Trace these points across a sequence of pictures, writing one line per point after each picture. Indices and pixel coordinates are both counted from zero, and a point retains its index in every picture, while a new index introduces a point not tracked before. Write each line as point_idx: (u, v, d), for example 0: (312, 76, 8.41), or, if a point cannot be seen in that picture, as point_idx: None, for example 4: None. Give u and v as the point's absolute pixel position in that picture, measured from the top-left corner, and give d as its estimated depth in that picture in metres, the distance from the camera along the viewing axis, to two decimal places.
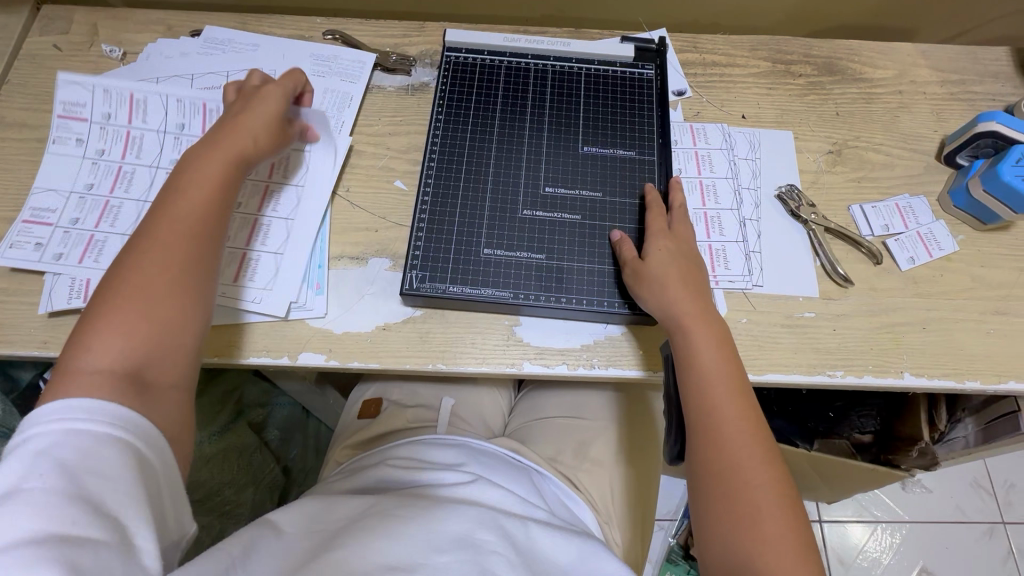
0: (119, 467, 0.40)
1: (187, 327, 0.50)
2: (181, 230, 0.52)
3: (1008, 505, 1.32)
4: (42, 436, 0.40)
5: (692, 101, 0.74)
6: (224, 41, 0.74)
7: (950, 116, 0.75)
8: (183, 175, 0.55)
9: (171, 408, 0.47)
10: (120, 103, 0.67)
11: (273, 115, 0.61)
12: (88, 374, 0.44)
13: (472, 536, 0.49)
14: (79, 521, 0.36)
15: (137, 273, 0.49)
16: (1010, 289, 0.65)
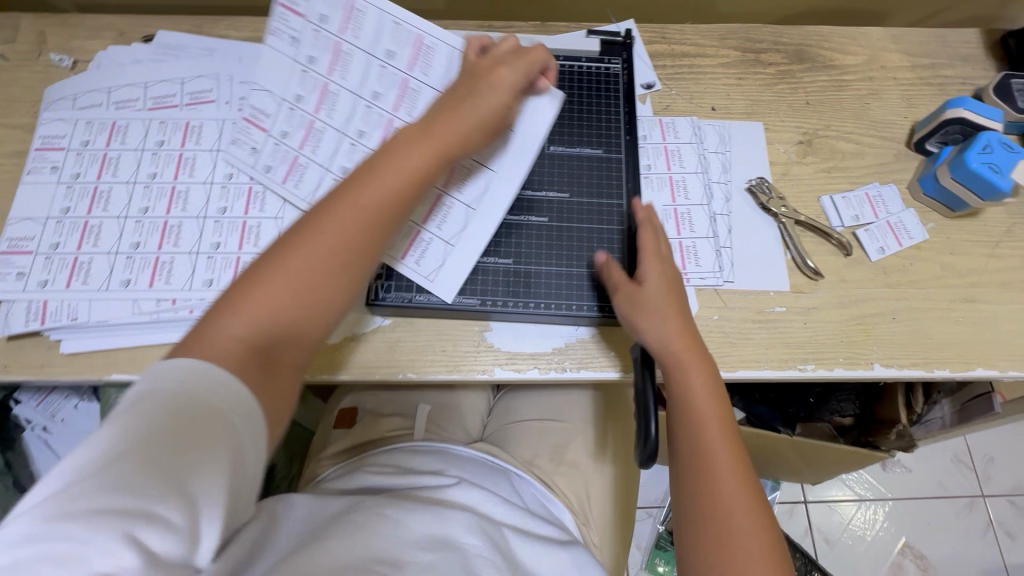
0: (214, 453, 0.38)
1: (334, 302, 0.50)
2: (352, 210, 0.50)
3: (987, 478, 1.34)
4: (155, 406, 0.38)
5: (661, 94, 0.73)
6: (178, 47, 0.71)
7: (920, 102, 0.74)
8: (392, 157, 0.53)
9: (285, 391, 0.47)
10: (340, 8, 0.63)
11: (510, 94, 0.57)
12: (224, 345, 0.45)
13: (457, 542, 0.51)
14: (144, 498, 0.34)
15: (305, 240, 0.49)
16: (978, 275, 0.66)
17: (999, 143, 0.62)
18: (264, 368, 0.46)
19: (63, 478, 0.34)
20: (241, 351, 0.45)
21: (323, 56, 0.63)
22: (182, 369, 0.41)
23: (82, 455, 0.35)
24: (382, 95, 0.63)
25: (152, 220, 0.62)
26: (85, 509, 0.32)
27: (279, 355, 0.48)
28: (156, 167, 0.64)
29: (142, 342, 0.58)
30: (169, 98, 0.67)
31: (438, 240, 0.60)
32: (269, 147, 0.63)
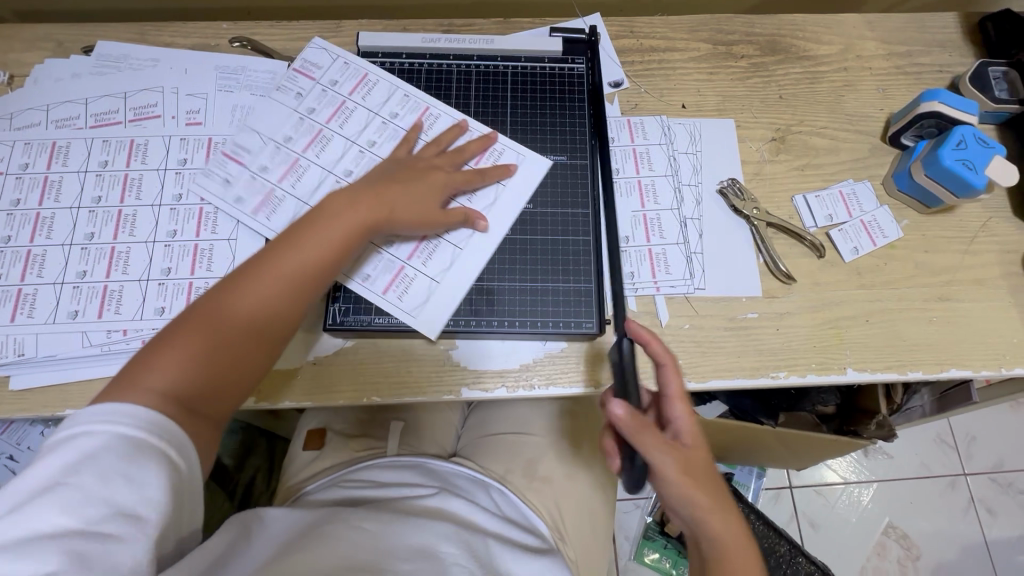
0: (148, 473, 0.40)
1: (258, 355, 0.50)
2: (276, 274, 0.50)
3: (968, 457, 1.36)
4: (91, 437, 0.40)
5: (630, 93, 0.71)
6: (119, 58, 0.68)
7: (896, 93, 0.72)
8: (318, 222, 0.52)
9: (200, 446, 0.45)
10: (354, 76, 0.67)
11: (453, 179, 0.59)
12: (146, 396, 0.43)
13: (435, 550, 0.53)
14: (89, 518, 0.37)
15: (244, 284, 0.49)
16: (954, 273, 0.64)
17: (974, 138, 0.60)
18: (184, 415, 0.44)
19: (11, 499, 0.37)
20: (157, 400, 0.44)
21: (328, 111, 0.65)
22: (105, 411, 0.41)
23: (31, 478, 0.38)
24: (378, 144, 0.64)
25: (99, 246, 0.59)
26: (31, 530, 0.36)
27: (201, 405, 0.46)
28: (101, 190, 0.61)
29: (93, 375, 0.56)
30: (111, 115, 0.64)
31: (422, 276, 0.59)
32: (244, 182, 0.61)
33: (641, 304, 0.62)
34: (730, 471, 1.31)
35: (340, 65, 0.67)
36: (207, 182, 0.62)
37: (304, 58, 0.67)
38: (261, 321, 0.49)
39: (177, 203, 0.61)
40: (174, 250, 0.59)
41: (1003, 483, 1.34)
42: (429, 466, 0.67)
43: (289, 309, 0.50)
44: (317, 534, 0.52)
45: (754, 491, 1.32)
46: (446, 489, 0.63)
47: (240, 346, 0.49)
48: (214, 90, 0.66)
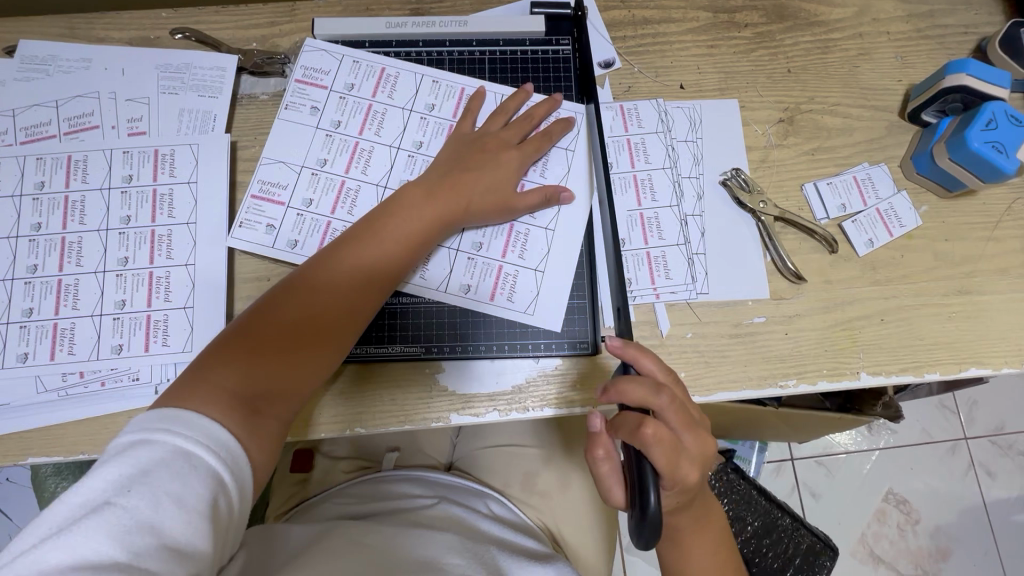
0: (200, 498, 0.37)
1: (324, 355, 0.48)
2: (352, 268, 0.50)
3: (971, 421, 1.22)
4: (148, 448, 0.37)
5: (622, 73, 0.64)
6: (46, 59, 0.60)
7: (916, 61, 0.65)
8: (395, 216, 0.52)
9: (269, 444, 0.44)
10: (370, 74, 0.61)
11: (523, 154, 0.57)
12: (219, 390, 0.43)
13: (441, 563, 0.51)
14: (136, 548, 0.34)
15: (319, 275, 0.49)
16: (975, 263, 0.60)
17: (1006, 116, 0.54)
18: (252, 413, 0.43)
19: (51, 523, 0.34)
20: (232, 391, 0.43)
21: (357, 118, 0.59)
22: (173, 415, 0.40)
23: (74, 498, 0.35)
24: (425, 144, 0.59)
25: (44, 280, 0.54)
26: (74, 560, 0.32)
27: (265, 405, 0.45)
28: (40, 214, 0.55)
29: (47, 422, 0.52)
30: (43, 128, 0.58)
31: (525, 270, 0.57)
32: (290, 221, 0.56)
33: (640, 314, 0.58)
34: (733, 446, 1.16)
35: (350, 65, 0.61)
36: (157, 202, 0.56)
37: (305, 64, 0.60)
38: (332, 316, 0.49)
39: (126, 227, 0.55)
40: (127, 279, 0.54)
41: (1005, 445, 1.21)
42: (432, 478, 0.67)
43: (361, 305, 0.50)
44: (319, 550, 0.50)
45: (756, 466, 1.18)
46: (447, 500, 0.63)
47: (312, 342, 0.48)
48: (156, 93, 0.59)
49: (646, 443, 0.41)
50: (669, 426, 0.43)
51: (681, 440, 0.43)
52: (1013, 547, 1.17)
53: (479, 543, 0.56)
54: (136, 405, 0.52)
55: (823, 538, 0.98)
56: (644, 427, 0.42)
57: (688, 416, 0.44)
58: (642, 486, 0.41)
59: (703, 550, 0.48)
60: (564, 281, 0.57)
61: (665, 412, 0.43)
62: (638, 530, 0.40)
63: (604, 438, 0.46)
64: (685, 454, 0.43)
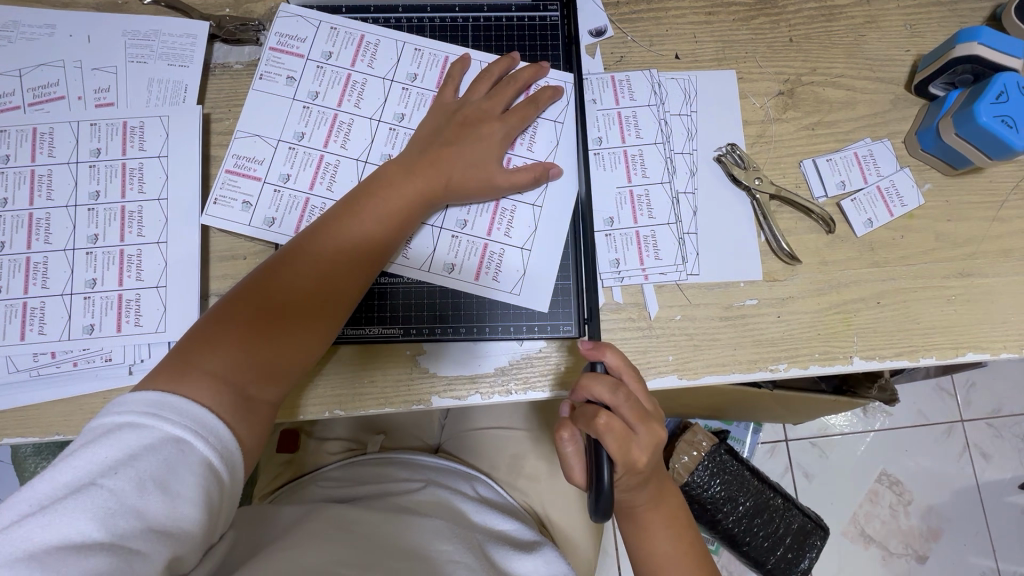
0: (189, 484, 0.36)
1: (313, 335, 0.47)
2: (336, 248, 0.48)
3: (967, 403, 1.21)
4: (136, 431, 0.36)
5: (614, 42, 0.60)
6: (7, 25, 0.57)
7: (926, 30, 0.62)
8: (379, 192, 0.50)
9: (261, 430, 0.43)
10: (348, 42, 0.58)
11: (507, 124, 0.55)
12: (207, 375, 0.41)
13: (427, 549, 0.50)
14: (123, 530, 0.33)
15: (301, 257, 0.47)
16: (978, 244, 0.57)
17: (1017, 88, 0.51)
18: (243, 398, 0.42)
19: (37, 498, 0.33)
20: (224, 378, 0.41)
21: (336, 91, 0.57)
22: (160, 401, 0.38)
23: (60, 476, 0.34)
24: (407, 116, 0.57)
25: (12, 258, 0.52)
26: (58, 540, 0.32)
27: (255, 390, 0.43)
28: (6, 188, 0.53)
29: (19, 402, 0.51)
30: (6, 99, 0.55)
31: (511, 248, 0.55)
32: (267, 197, 0.54)
33: (628, 296, 0.56)
34: (726, 427, 1.15)
35: (327, 33, 0.58)
36: (127, 177, 0.54)
37: (282, 32, 0.57)
38: (319, 298, 0.47)
39: (97, 202, 0.53)
40: (98, 257, 0.53)
41: (1000, 427, 1.20)
42: (419, 461, 0.66)
43: (351, 285, 0.48)
44: (301, 531, 0.49)
45: (751, 446, 1.18)
46: (434, 480, 0.63)
47: (300, 325, 0.46)
48: (124, 62, 0.57)
49: (598, 432, 0.42)
50: (624, 420, 0.43)
51: (635, 434, 0.43)
52: (1005, 528, 1.17)
53: (467, 530, 0.55)
54: (110, 386, 0.51)
55: (813, 518, 0.99)
56: (597, 419, 0.42)
57: (646, 413, 0.44)
58: (599, 466, 0.42)
59: (674, 540, 0.47)
60: (553, 258, 0.55)
61: (621, 409, 0.43)
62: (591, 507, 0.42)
63: (569, 423, 0.47)
64: (640, 444, 0.43)
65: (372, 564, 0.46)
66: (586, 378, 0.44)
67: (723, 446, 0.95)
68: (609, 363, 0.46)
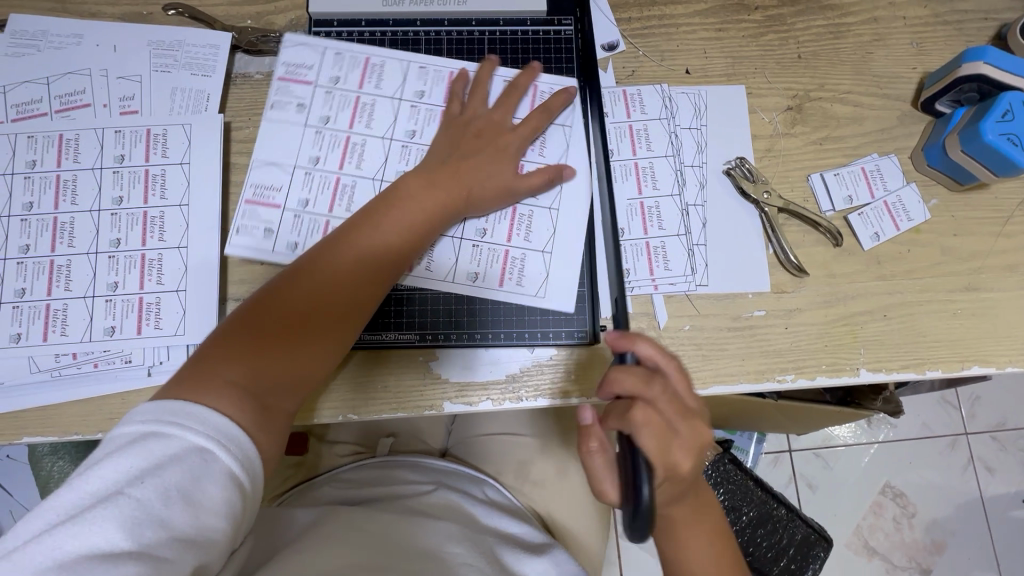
0: (212, 494, 0.37)
1: (331, 345, 0.48)
2: (355, 259, 0.49)
3: (972, 416, 1.21)
4: (161, 441, 0.37)
5: (626, 56, 0.62)
6: (37, 34, 0.58)
7: (932, 48, 0.63)
8: (397, 204, 0.51)
9: (279, 438, 0.44)
10: (353, 66, 0.59)
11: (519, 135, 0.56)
12: (226, 384, 0.42)
13: (440, 551, 0.51)
14: (150, 539, 0.34)
15: (320, 267, 0.48)
16: (983, 259, 0.58)
17: (1022, 106, 0.52)
18: (262, 406, 0.42)
19: (66, 507, 0.34)
20: (243, 387, 0.42)
21: (348, 113, 0.58)
22: (182, 408, 0.39)
23: (87, 485, 0.35)
24: (418, 132, 0.58)
25: (36, 260, 0.54)
26: (88, 550, 0.33)
27: (273, 399, 0.44)
28: (31, 193, 0.55)
29: (40, 402, 0.52)
30: (33, 105, 0.57)
31: (532, 253, 0.56)
32: (288, 223, 0.55)
33: (638, 305, 0.57)
34: (730, 437, 1.16)
35: (332, 59, 0.59)
36: (149, 183, 0.55)
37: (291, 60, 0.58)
38: (337, 309, 0.48)
39: (120, 206, 0.55)
40: (120, 261, 0.54)
41: (1005, 441, 1.20)
42: (428, 464, 0.67)
43: (369, 294, 0.49)
44: (315, 534, 0.50)
45: (754, 456, 1.18)
46: (444, 484, 0.64)
47: (318, 336, 0.47)
48: (148, 71, 0.58)
49: (636, 427, 0.43)
50: (661, 414, 0.44)
51: (675, 430, 0.44)
52: (1009, 542, 1.17)
53: (478, 533, 0.56)
54: (129, 388, 0.52)
55: (818, 529, 0.98)
56: (633, 411, 0.43)
57: (682, 405, 0.45)
58: (637, 475, 0.41)
59: (695, 540, 0.48)
60: (567, 267, 0.56)
61: (657, 401, 0.44)
62: (632, 520, 0.41)
63: (600, 425, 0.46)
64: (678, 442, 0.44)
65: (391, 565, 0.47)
66: (618, 372, 0.45)
67: (727, 456, 0.97)
68: (643, 353, 0.46)
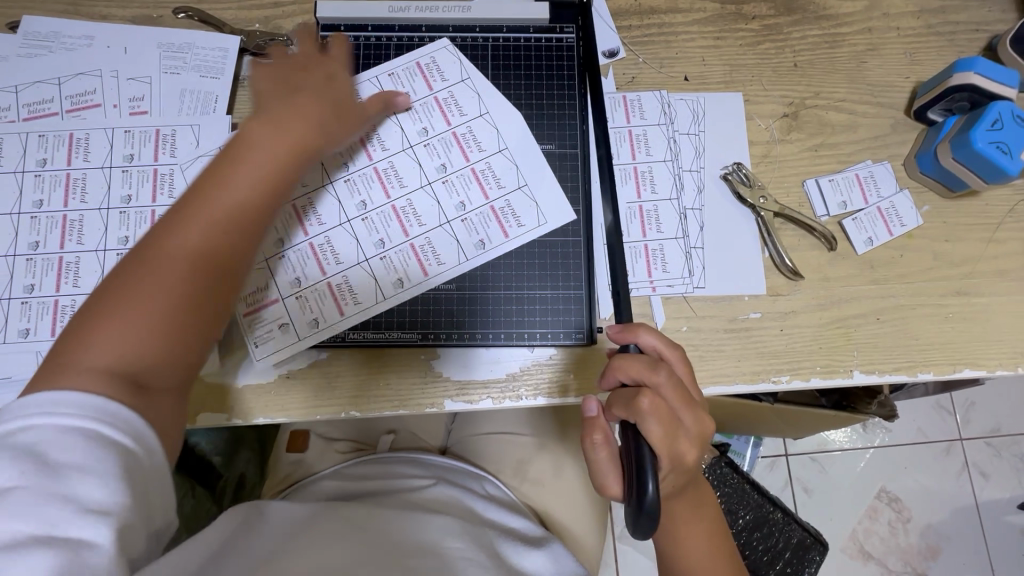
0: (104, 461, 0.33)
1: (214, 306, 0.43)
2: (223, 213, 0.44)
3: (966, 422, 1.22)
4: (29, 432, 0.33)
5: (626, 63, 0.63)
6: (50, 35, 0.59)
7: (925, 59, 0.64)
8: (234, 161, 0.46)
9: (164, 411, 0.40)
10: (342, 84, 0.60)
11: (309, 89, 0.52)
12: (84, 372, 0.36)
13: (440, 545, 0.51)
14: (49, 521, 0.31)
15: (186, 230, 0.42)
16: (975, 264, 0.59)
17: (1012, 117, 0.54)
18: (135, 384, 0.38)
19: None
20: (106, 371, 0.37)
21: None
22: (30, 404, 0.34)
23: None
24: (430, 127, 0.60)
25: (45, 257, 0.54)
26: None
27: (151, 375, 0.39)
28: (41, 191, 0.56)
29: None
30: (44, 105, 0.58)
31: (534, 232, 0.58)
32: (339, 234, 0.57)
33: (636, 307, 0.58)
34: (727, 441, 1.17)
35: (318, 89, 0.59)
36: (157, 182, 0.56)
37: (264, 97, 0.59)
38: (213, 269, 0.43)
39: (128, 205, 0.56)
40: None
41: (999, 446, 1.21)
42: (427, 461, 0.68)
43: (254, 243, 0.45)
44: (315, 532, 0.50)
45: (750, 460, 1.20)
46: (444, 478, 0.65)
47: (198, 301, 0.42)
48: (158, 73, 0.59)
49: (642, 415, 0.45)
50: (667, 402, 0.45)
51: (680, 420, 0.46)
52: (1003, 548, 1.17)
53: (477, 527, 0.57)
54: None
55: (813, 533, 0.99)
56: (640, 400, 0.45)
57: (688, 395, 0.46)
58: (642, 464, 0.44)
59: (691, 530, 0.50)
60: (569, 269, 0.58)
61: (661, 388, 0.45)
62: (638, 514, 0.43)
63: (603, 423, 0.49)
64: (683, 431, 0.46)
65: (390, 560, 0.48)
66: (622, 361, 0.47)
67: (723, 461, 0.99)
68: (646, 343, 0.48)
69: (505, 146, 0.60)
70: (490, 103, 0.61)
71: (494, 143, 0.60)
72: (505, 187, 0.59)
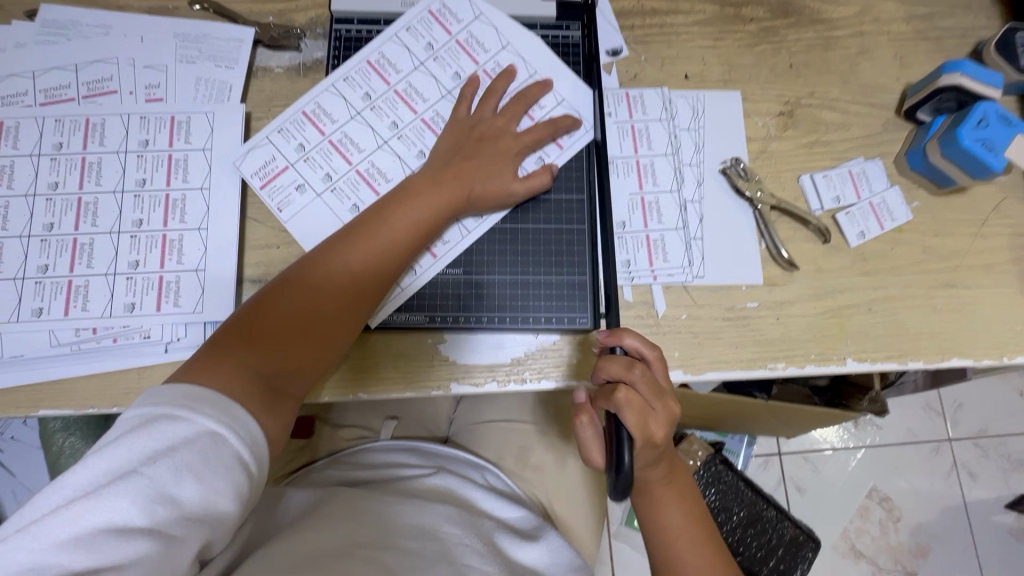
0: (221, 474, 0.38)
1: (337, 335, 0.50)
2: (362, 251, 0.51)
3: (955, 422, 1.25)
4: (173, 424, 0.38)
5: (629, 61, 0.65)
6: (66, 24, 0.61)
7: (914, 61, 0.67)
8: (399, 205, 0.53)
9: (284, 417, 0.46)
10: (368, 72, 0.61)
11: (524, 135, 0.59)
12: (234, 365, 0.44)
13: (437, 530, 0.53)
14: (163, 520, 0.35)
15: (332, 264, 0.50)
16: (962, 258, 0.62)
17: (996, 116, 0.56)
18: (268, 387, 0.45)
19: (80, 485, 0.35)
20: (245, 369, 0.44)
21: (365, 98, 0.61)
22: (197, 393, 0.40)
23: (101, 463, 0.35)
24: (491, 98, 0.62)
25: (59, 238, 0.55)
26: (106, 525, 0.34)
27: (279, 381, 0.46)
28: (57, 173, 0.57)
29: (58, 374, 0.53)
30: (62, 90, 0.59)
31: (626, 187, 0.62)
32: None
33: (638, 295, 0.60)
34: (721, 439, 1.19)
35: (345, 86, 0.61)
36: (172, 167, 0.58)
37: (316, 102, 0.60)
38: (334, 302, 0.50)
39: (145, 188, 0.57)
40: (140, 240, 0.56)
41: (987, 447, 1.24)
42: (426, 447, 0.69)
43: (372, 288, 0.51)
44: (317, 513, 0.51)
45: (744, 458, 1.21)
46: (444, 466, 0.66)
47: (324, 325, 0.49)
48: (173, 61, 0.61)
49: (619, 406, 0.47)
50: (642, 394, 0.48)
51: (651, 408, 0.48)
52: (990, 546, 1.19)
53: (476, 517, 0.57)
54: (147, 362, 0.54)
55: (805, 530, 0.98)
56: (617, 393, 0.47)
57: (660, 389, 0.49)
58: (620, 444, 0.45)
59: (673, 509, 0.51)
60: (572, 256, 0.60)
61: (637, 385, 0.47)
62: (614, 483, 0.44)
63: (589, 407, 0.51)
64: (654, 415, 0.48)
65: (388, 543, 0.49)
66: (603, 360, 0.49)
67: (719, 455, 1.00)
68: (628, 345, 0.50)
69: (562, 98, 0.62)
70: (542, 65, 0.63)
71: (553, 99, 0.62)
72: (577, 135, 0.61)
